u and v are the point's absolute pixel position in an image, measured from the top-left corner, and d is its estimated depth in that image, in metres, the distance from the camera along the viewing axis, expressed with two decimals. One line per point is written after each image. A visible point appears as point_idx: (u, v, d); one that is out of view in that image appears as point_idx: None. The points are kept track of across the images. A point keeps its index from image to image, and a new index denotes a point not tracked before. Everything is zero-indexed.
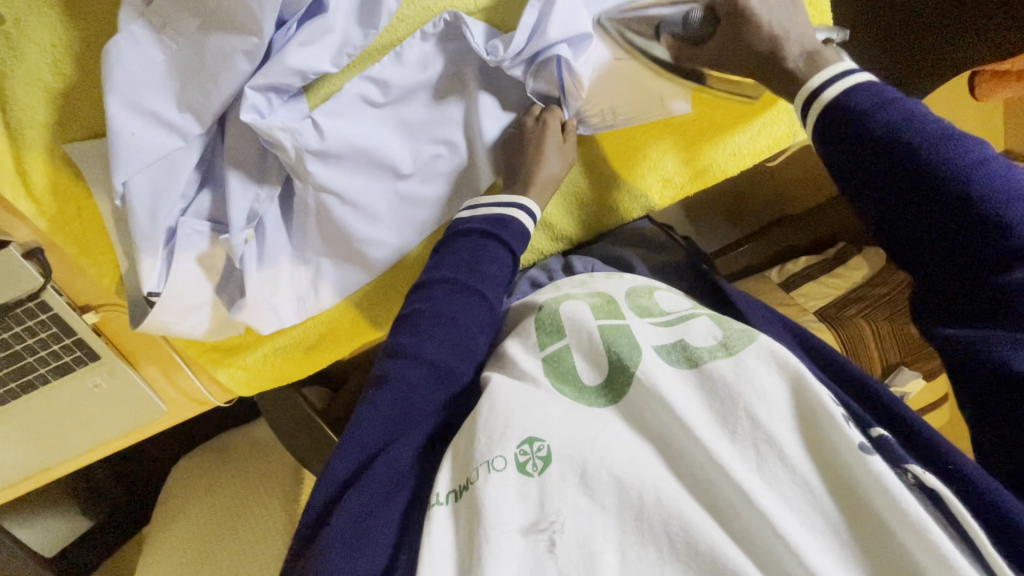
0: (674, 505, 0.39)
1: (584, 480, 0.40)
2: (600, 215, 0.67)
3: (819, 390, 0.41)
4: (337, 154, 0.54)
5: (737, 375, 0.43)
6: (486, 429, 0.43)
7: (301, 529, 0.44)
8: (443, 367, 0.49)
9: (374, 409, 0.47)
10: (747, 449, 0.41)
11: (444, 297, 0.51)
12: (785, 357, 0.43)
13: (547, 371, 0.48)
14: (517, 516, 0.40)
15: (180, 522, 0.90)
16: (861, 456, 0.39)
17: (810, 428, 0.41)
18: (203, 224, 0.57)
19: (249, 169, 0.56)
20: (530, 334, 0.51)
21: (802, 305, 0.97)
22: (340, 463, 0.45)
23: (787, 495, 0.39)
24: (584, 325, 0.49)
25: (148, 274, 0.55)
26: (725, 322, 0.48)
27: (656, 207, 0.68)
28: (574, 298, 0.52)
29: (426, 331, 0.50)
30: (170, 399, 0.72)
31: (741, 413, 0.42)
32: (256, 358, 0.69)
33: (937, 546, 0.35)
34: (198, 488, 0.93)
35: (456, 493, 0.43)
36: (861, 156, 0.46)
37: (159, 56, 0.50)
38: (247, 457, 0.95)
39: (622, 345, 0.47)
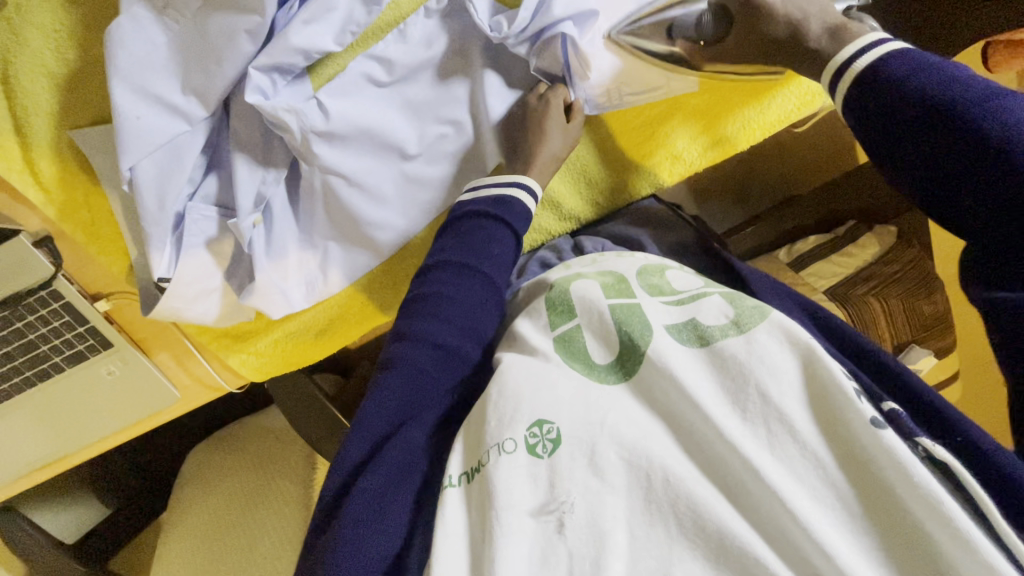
0: (683, 484, 0.39)
1: (593, 461, 0.40)
2: (606, 200, 0.67)
3: (830, 364, 0.41)
4: (343, 135, 0.54)
5: (748, 353, 0.42)
6: (496, 413, 0.43)
7: (318, 512, 0.44)
8: (455, 350, 0.49)
9: (383, 392, 0.47)
10: (758, 426, 0.40)
11: (451, 278, 0.51)
12: (796, 332, 0.43)
13: (558, 351, 0.48)
14: (526, 498, 0.40)
15: (197, 507, 0.92)
16: (872, 430, 0.38)
17: (822, 406, 0.41)
18: (210, 209, 0.57)
19: (256, 153, 0.56)
20: (541, 314, 0.51)
21: (812, 285, 0.96)
22: (353, 446, 0.45)
23: (798, 472, 0.39)
24: (594, 304, 0.49)
25: (159, 260, 0.55)
26: (736, 299, 0.47)
27: (665, 185, 0.67)
28: (585, 278, 0.52)
29: (436, 314, 0.49)
30: (184, 386, 0.73)
31: (751, 389, 0.41)
32: (267, 344, 0.69)
33: (950, 519, 0.35)
34: (213, 474, 0.94)
35: (468, 475, 0.43)
36: (900, 130, 0.44)
37: (162, 39, 0.49)
38: (260, 442, 0.96)
39: (634, 326, 0.46)
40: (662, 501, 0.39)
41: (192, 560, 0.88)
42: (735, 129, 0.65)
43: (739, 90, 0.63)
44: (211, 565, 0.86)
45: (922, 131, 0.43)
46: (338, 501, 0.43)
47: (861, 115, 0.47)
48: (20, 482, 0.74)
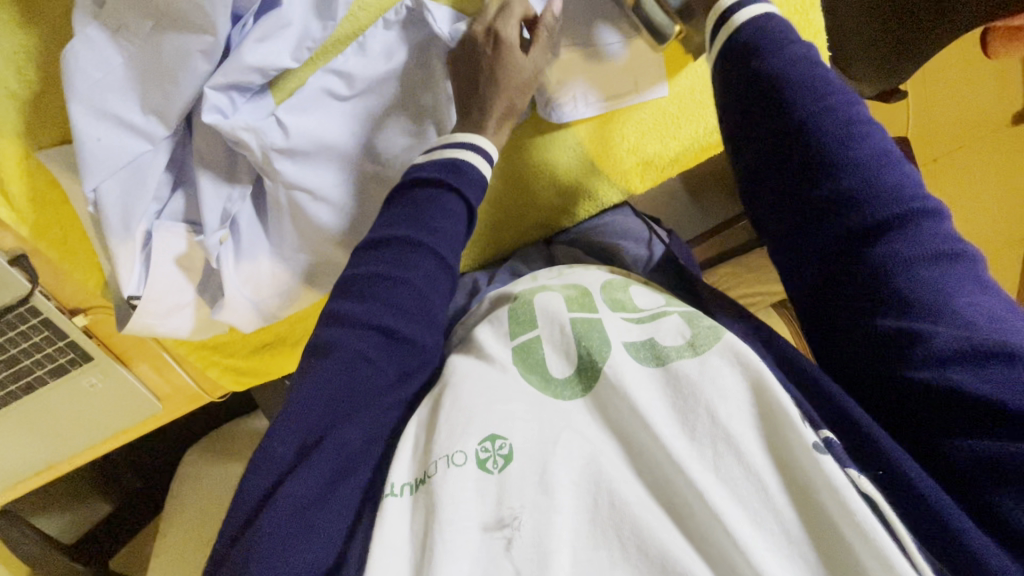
0: (628, 506, 0.39)
1: (542, 480, 0.40)
2: (515, 231, 0.66)
3: (779, 390, 0.41)
4: (305, 151, 0.54)
5: (700, 373, 0.43)
6: (447, 424, 0.43)
7: (236, 511, 0.41)
8: (402, 337, 0.47)
9: (315, 381, 0.44)
10: (705, 448, 0.40)
11: (401, 260, 0.48)
12: (747, 355, 0.43)
13: (517, 362, 0.47)
14: (474, 514, 0.40)
15: (191, 509, 0.94)
16: (813, 456, 0.38)
17: (772, 431, 0.40)
18: (178, 226, 0.57)
19: (220, 170, 0.56)
20: (503, 321, 0.51)
21: None
22: (279, 441, 0.42)
23: (740, 495, 0.39)
24: (557, 316, 0.48)
25: (127, 278, 0.56)
26: (695, 318, 0.47)
27: (636, 191, 0.67)
28: (550, 290, 0.52)
29: (382, 298, 0.47)
30: (166, 395, 0.75)
31: (701, 410, 0.41)
32: (245, 354, 0.70)
33: (883, 551, 0.35)
34: (205, 476, 0.96)
35: (413, 485, 0.43)
36: (762, 113, 0.47)
37: (117, 59, 0.49)
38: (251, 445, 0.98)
39: (593, 341, 0.46)
40: (606, 522, 0.39)
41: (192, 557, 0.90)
42: (659, 147, 0.65)
43: (691, 99, 0.64)
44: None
45: (773, 116, 0.47)
46: (260, 503, 0.41)
47: (734, 91, 0.49)
48: (14, 489, 0.76)
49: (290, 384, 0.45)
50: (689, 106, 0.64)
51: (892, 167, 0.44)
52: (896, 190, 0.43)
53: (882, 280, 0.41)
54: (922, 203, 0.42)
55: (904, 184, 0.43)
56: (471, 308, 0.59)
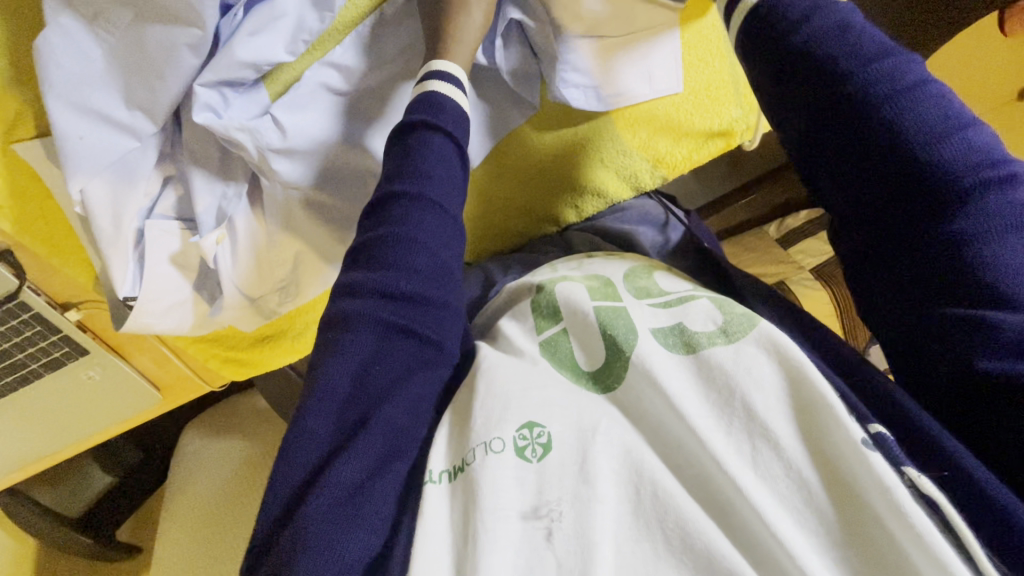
0: (673, 498, 0.34)
1: (584, 469, 0.35)
2: (510, 219, 0.65)
3: (819, 381, 0.35)
4: (304, 151, 0.52)
5: (736, 363, 0.37)
6: (483, 409, 0.38)
7: (272, 499, 0.37)
8: (434, 301, 0.42)
9: (341, 353, 0.40)
10: (742, 441, 0.35)
11: (405, 220, 0.43)
12: (787, 345, 0.37)
13: (544, 355, 0.43)
14: (514, 502, 0.35)
15: (194, 484, 0.95)
16: (860, 452, 0.33)
17: (807, 422, 0.35)
18: (171, 224, 0.55)
19: (213, 167, 0.53)
20: (527, 317, 0.46)
21: (798, 263, 1.08)
22: (316, 417, 0.38)
23: (779, 492, 0.34)
24: (579, 307, 0.43)
25: (121, 280, 0.54)
26: (726, 303, 0.41)
27: (647, 185, 0.65)
28: (571, 280, 0.47)
29: (401, 260, 0.42)
30: (164, 385, 0.76)
31: (737, 404, 0.36)
32: (247, 346, 0.69)
33: (941, 559, 0.30)
34: (206, 454, 0.97)
35: (451, 473, 0.38)
36: (806, 87, 0.46)
37: (96, 51, 0.45)
38: (253, 421, 1.00)
39: (618, 329, 0.41)
40: (648, 513, 0.34)
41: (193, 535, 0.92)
42: (674, 143, 0.64)
43: (709, 92, 0.63)
44: (212, 538, 0.91)
45: (828, 88, 0.45)
46: (303, 487, 0.37)
47: (774, 64, 0.48)
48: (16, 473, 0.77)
49: (315, 357, 0.41)
50: (704, 102, 0.63)
51: (955, 127, 0.41)
52: (962, 151, 0.40)
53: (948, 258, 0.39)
54: (993, 167, 0.40)
55: (972, 151, 0.40)
56: (491, 298, 0.57)
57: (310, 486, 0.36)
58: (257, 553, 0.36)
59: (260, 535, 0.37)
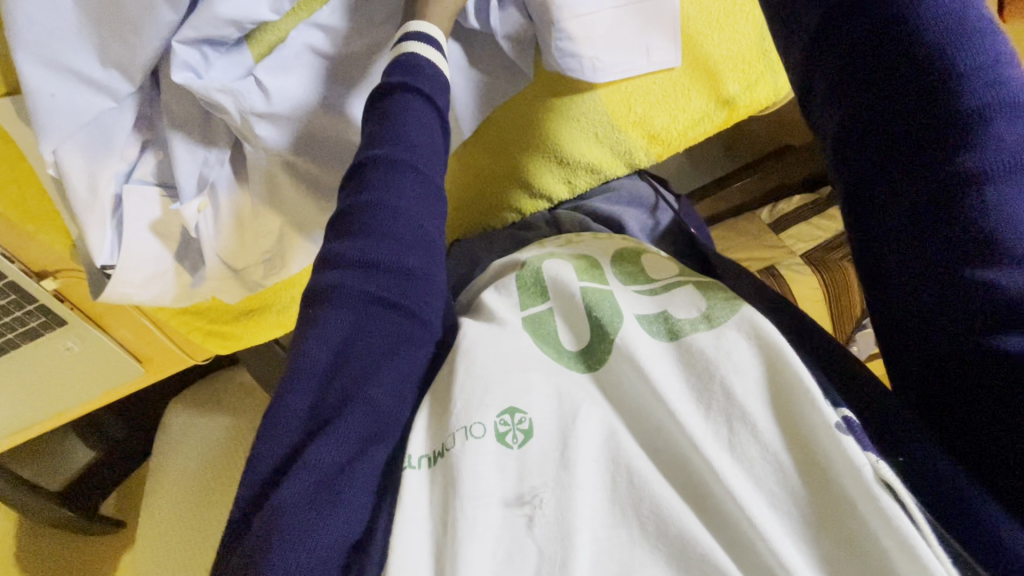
0: (648, 484, 0.32)
1: (563, 454, 0.33)
2: (500, 193, 0.64)
3: (798, 364, 0.34)
4: (287, 116, 0.50)
5: (717, 348, 0.35)
6: (462, 392, 0.36)
7: (249, 481, 0.36)
8: (416, 274, 0.41)
9: (319, 330, 0.38)
10: (720, 425, 0.34)
11: (385, 189, 0.41)
12: (768, 328, 0.36)
13: (526, 328, 0.40)
14: (495, 489, 0.33)
15: (177, 459, 0.94)
16: (834, 436, 0.32)
17: (784, 406, 0.34)
18: (150, 190, 0.53)
19: (194, 132, 0.51)
20: (512, 292, 0.44)
21: (790, 248, 1.07)
22: (293, 396, 0.37)
23: (755, 476, 0.32)
24: (566, 286, 0.41)
25: (99, 247, 0.52)
26: (711, 291, 0.40)
27: (642, 162, 0.64)
28: (559, 258, 0.45)
29: (381, 231, 0.40)
30: (147, 358, 0.74)
31: (715, 386, 0.34)
32: (231, 319, 0.68)
33: (909, 543, 0.29)
34: (192, 428, 0.97)
35: (431, 458, 0.36)
36: (834, 19, 0.46)
37: (67, 3, 0.43)
38: (239, 396, 0.99)
39: (604, 311, 0.39)
40: (624, 501, 0.33)
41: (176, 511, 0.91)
42: (670, 120, 0.63)
43: (711, 66, 0.61)
44: (196, 511, 0.90)
45: (856, 21, 0.45)
46: (280, 469, 0.36)
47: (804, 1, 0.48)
48: None
49: (294, 336, 0.40)
50: (703, 77, 0.62)
51: (984, 63, 0.41)
52: (987, 88, 0.40)
53: (957, 202, 0.39)
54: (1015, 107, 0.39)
55: (997, 89, 0.40)
56: (477, 276, 0.55)
57: (287, 469, 0.35)
58: (232, 536, 0.35)
59: (237, 518, 0.36)
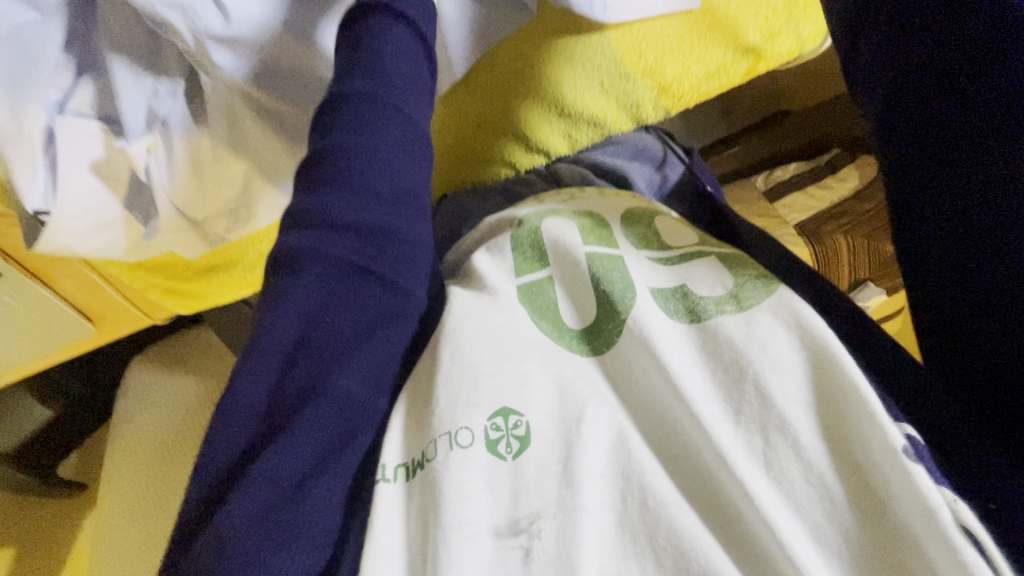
0: (665, 509, 0.28)
1: (566, 469, 0.29)
2: (493, 140, 0.58)
3: (850, 369, 0.29)
4: (250, 43, 0.43)
5: (747, 337, 0.31)
6: (445, 387, 0.31)
7: (194, 491, 0.30)
8: (395, 235, 0.36)
9: (280, 307, 0.31)
10: (754, 435, 0.29)
11: (362, 128, 0.36)
12: (805, 313, 0.32)
13: (523, 301, 0.36)
14: (485, 513, 0.28)
15: (139, 421, 0.90)
16: (903, 464, 0.27)
17: (833, 419, 0.29)
18: (89, 125, 0.45)
19: (138, 56, 0.43)
20: (505, 255, 0.39)
21: (783, 217, 1.00)
22: (249, 386, 0.30)
23: (800, 504, 0.28)
24: (570, 252, 0.37)
25: (29, 189, 0.44)
26: (736, 266, 0.36)
27: (649, 117, 0.58)
28: (561, 216, 0.41)
29: (354, 182, 0.35)
30: (97, 316, 0.67)
31: (749, 387, 0.30)
32: (191, 276, 0.62)
33: None
34: (155, 388, 0.92)
35: (409, 469, 0.31)
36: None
37: None
38: (205, 356, 0.94)
39: (614, 284, 0.35)
40: (635, 527, 0.28)
41: (140, 486, 0.86)
42: (683, 70, 0.56)
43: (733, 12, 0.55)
44: (156, 476, 0.86)
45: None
46: (228, 477, 0.29)
47: None
48: None
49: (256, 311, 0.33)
50: (721, 23, 0.56)
51: None
52: None
53: None
54: None
55: None
56: (465, 234, 0.50)
57: (238, 478, 0.29)
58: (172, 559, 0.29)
59: (178, 536, 0.29)
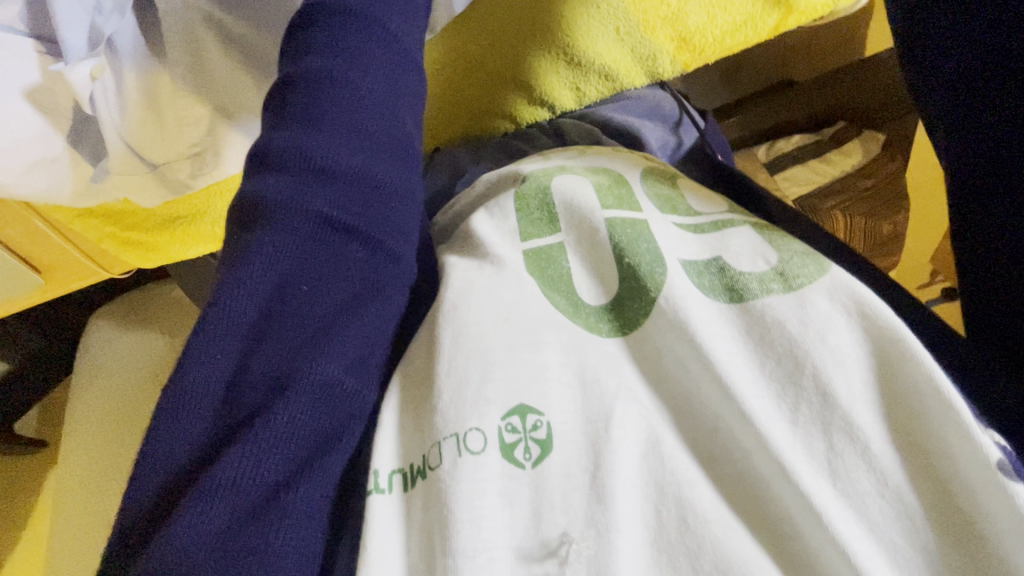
0: (709, 528, 0.25)
1: (595, 481, 0.26)
2: (490, 94, 0.53)
3: (928, 366, 0.26)
4: None
5: (803, 323, 0.28)
6: (451, 380, 0.28)
7: (136, 490, 0.25)
8: (386, 188, 0.31)
9: (245, 275, 0.27)
10: (815, 439, 0.26)
11: (347, 56, 0.32)
12: (869, 298, 0.28)
13: (530, 270, 0.32)
14: (503, 533, 0.25)
15: (100, 384, 0.83)
16: (994, 478, 0.24)
17: (907, 424, 0.26)
18: (24, 45, 0.38)
19: None
20: (508, 215, 0.35)
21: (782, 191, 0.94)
22: (203, 369, 0.26)
23: (869, 518, 0.25)
24: (588, 216, 0.33)
25: None
26: (775, 239, 0.32)
27: (666, 72, 0.53)
28: (572, 174, 0.37)
29: (333, 122, 0.30)
30: (49, 267, 0.60)
31: (807, 383, 0.27)
32: (151, 228, 0.57)
33: None
34: (121, 350, 0.86)
35: (406, 476, 0.28)
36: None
37: None
38: (173, 316, 0.89)
39: (642, 255, 0.31)
40: (676, 548, 0.25)
41: (101, 450, 0.79)
42: (706, 23, 0.51)
43: None
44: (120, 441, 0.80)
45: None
46: (185, 472, 0.25)
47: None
48: None
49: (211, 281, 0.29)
50: None
51: None
52: None
53: None
54: None
55: None
56: (460, 191, 0.46)
57: (194, 479, 0.25)
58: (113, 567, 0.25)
59: (120, 540, 0.25)
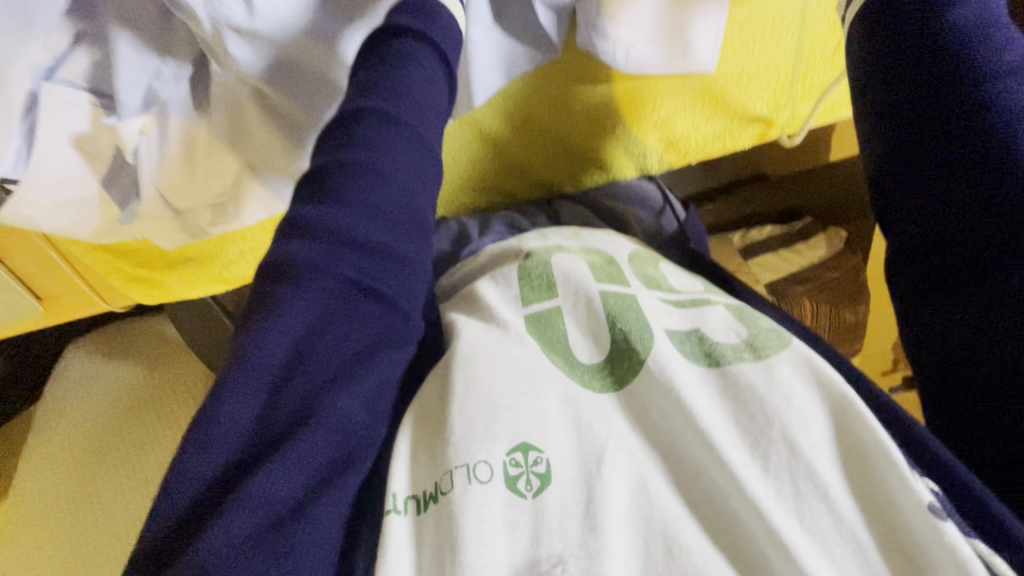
0: (694, 560, 0.27)
1: (588, 512, 0.28)
2: (508, 176, 0.61)
3: (875, 424, 0.30)
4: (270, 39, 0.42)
5: (772, 388, 0.31)
6: (462, 418, 0.30)
7: (158, 519, 0.26)
8: (396, 256, 0.34)
9: (279, 323, 0.29)
10: (785, 485, 0.29)
11: (371, 140, 0.36)
12: (824, 370, 0.32)
13: (530, 331, 0.36)
14: (505, 554, 0.27)
15: (69, 421, 0.81)
16: (928, 519, 0.27)
17: (857, 474, 0.29)
18: (80, 96, 0.42)
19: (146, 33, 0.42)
20: (511, 283, 0.39)
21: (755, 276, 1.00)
22: (234, 406, 0.28)
23: (834, 558, 0.27)
24: (581, 286, 0.37)
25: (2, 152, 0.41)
26: (747, 315, 0.36)
27: (653, 167, 0.61)
28: (569, 253, 0.41)
29: (363, 202, 0.34)
30: (53, 297, 0.61)
31: (777, 436, 0.30)
32: (160, 264, 0.59)
33: None
34: (93, 385, 0.83)
35: (420, 502, 0.30)
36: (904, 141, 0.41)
37: None
38: (151, 351, 0.86)
39: (631, 322, 0.35)
40: None
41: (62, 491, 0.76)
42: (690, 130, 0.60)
43: (743, 87, 0.57)
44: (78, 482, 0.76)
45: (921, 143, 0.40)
46: (207, 502, 0.26)
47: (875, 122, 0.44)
48: None
49: (237, 321, 0.31)
50: (734, 87, 0.57)
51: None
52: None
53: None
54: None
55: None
56: (464, 256, 0.50)
57: (217, 505, 0.26)
58: None
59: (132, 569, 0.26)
